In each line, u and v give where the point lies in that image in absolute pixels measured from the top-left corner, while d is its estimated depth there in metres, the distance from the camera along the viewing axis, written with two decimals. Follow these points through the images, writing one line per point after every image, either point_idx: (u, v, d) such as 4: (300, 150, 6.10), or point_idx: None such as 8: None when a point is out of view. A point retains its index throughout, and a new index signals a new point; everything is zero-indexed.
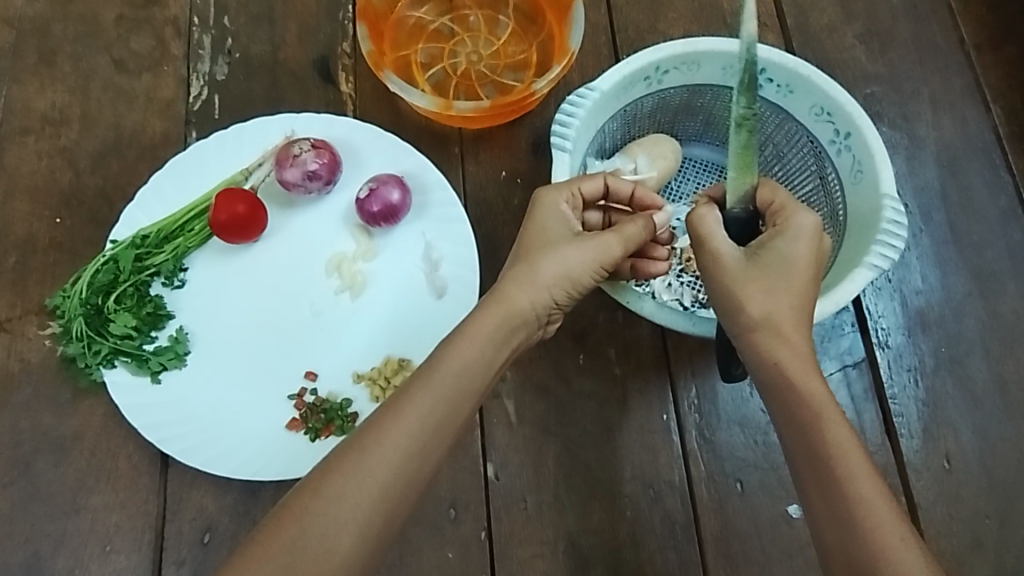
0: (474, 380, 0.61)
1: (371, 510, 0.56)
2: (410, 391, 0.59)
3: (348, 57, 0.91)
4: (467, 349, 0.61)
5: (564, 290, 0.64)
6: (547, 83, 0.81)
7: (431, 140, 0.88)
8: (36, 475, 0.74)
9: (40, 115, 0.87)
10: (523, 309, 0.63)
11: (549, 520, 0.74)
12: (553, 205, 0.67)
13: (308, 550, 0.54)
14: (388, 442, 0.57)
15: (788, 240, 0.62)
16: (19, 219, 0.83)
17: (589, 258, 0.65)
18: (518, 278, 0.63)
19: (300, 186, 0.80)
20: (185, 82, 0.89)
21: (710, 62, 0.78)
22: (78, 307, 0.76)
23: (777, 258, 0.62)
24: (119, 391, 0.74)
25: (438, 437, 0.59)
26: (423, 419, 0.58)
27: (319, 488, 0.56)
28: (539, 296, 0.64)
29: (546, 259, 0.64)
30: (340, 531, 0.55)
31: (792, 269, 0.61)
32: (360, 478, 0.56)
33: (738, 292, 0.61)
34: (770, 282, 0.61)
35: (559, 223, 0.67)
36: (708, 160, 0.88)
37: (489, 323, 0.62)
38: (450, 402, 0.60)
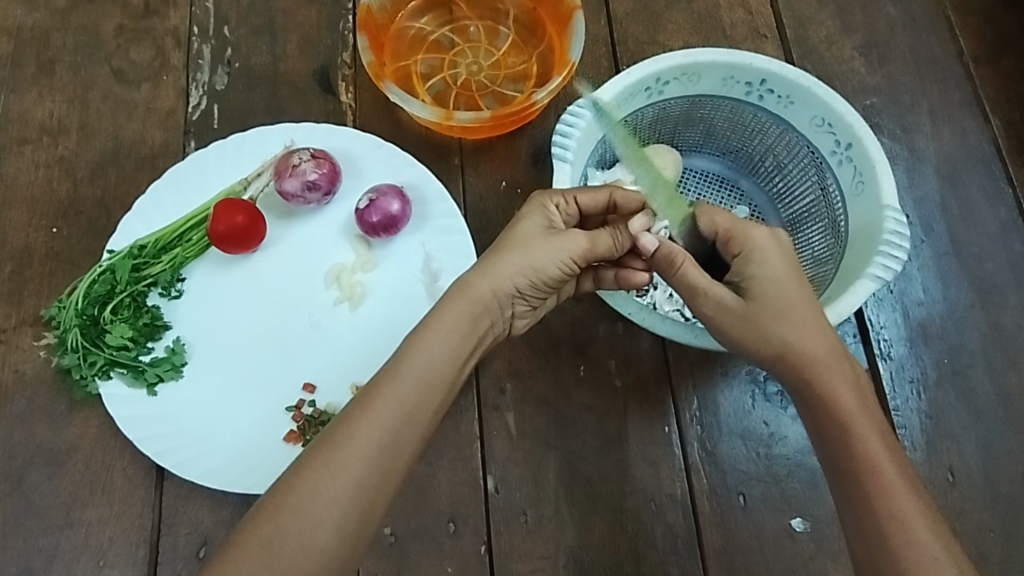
0: (444, 370, 0.60)
1: (348, 503, 0.54)
2: (380, 385, 0.58)
3: (347, 68, 0.91)
4: (437, 343, 0.60)
5: (527, 279, 0.63)
6: (547, 94, 0.81)
7: (431, 150, 0.87)
8: (29, 487, 0.73)
9: (38, 125, 0.87)
10: (486, 298, 0.62)
11: (549, 533, 0.73)
12: (540, 206, 0.66)
13: (284, 548, 0.52)
14: (359, 434, 0.56)
15: (759, 262, 0.61)
16: (16, 230, 0.82)
17: (556, 252, 0.64)
18: (483, 270, 0.63)
19: (300, 197, 0.80)
20: (184, 92, 0.89)
21: (710, 73, 0.77)
22: (73, 318, 0.75)
23: (767, 286, 0.60)
24: (115, 402, 0.73)
25: (411, 426, 0.57)
26: (395, 412, 0.57)
27: (292, 485, 0.54)
28: (502, 284, 0.63)
29: (513, 252, 0.63)
30: (317, 527, 0.53)
31: (778, 297, 0.60)
32: (335, 471, 0.54)
33: (756, 326, 0.60)
34: (779, 312, 0.59)
35: (536, 222, 0.65)
36: (708, 171, 0.88)
37: (452, 313, 0.61)
38: (420, 393, 0.58)
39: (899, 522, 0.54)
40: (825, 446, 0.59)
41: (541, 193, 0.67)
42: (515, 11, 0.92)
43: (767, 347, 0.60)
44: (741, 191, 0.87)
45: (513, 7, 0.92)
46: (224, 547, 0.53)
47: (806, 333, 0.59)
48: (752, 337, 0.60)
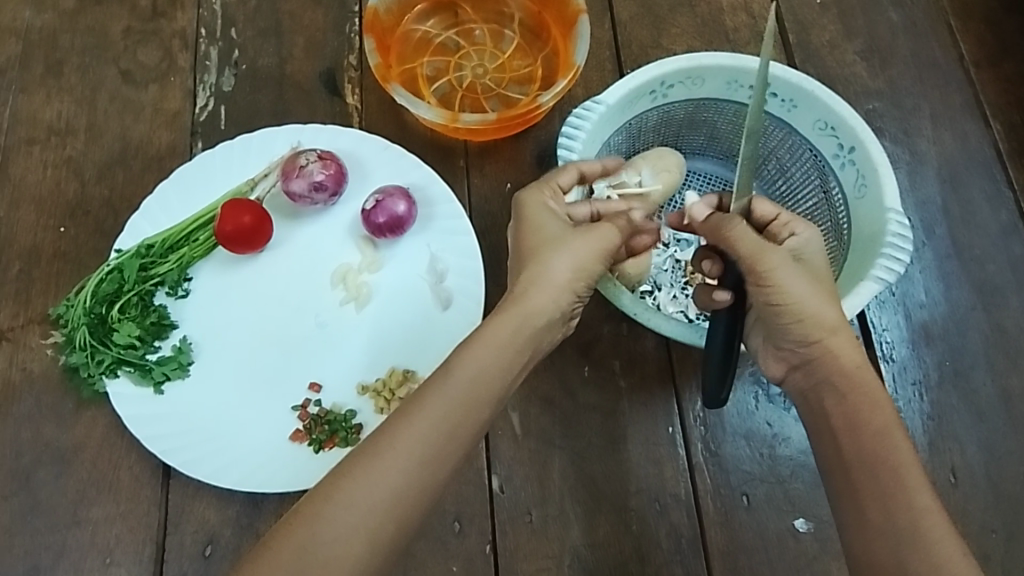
0: (490, 385, 0.60)
1: (384, 513, 0.55)
2: (425, 397, 0.59)
3: (354, 70, 0.92)
4: (485, 354, 0.60)
5: (582, 282, 0.64)
6: (552, 96, 0.81)
7: (437, 152, 0.88)
8: (36, 486, 0.73)
9: (47, 125, 0.88)
10: (541, 305, 0.63)
11: (554, 533, 0.73)
12: (541, 202, 0.67)
13: (318, 555, 0.53)
14: (400, 445, 0.57)
15: (807, 234, 0.67)
16: (23, 230, 0.83)
17: (595, 245, 0.65)
18: (536, 280, 0.63)
19: (306, 198, 0.80)
20: (191, 94, 0.90)
21: (714, 77, 0.77)
22: (82, 317, 0.75)
23: (814, 264, 0.66)
24: (122, 401, 0.74)
25: (454, 440, 0.58)
26: (438, 425, 0.58)
27: (331, 492, 0.55)
28: (556, 294, 0.64)
29: (559, 255, 0.64)
30: (352, 537, 0.54)
31: (819, 264, 0.66)
32: (375, 482, 0.55)
33: (815, 300, 0.63)
34: (827, 286, 0.65)
35: (551, 219, 0.66)
36: (712, 173, 0.87)
37: (503, 325, 0.62)
38: (467, 405, 0.59)
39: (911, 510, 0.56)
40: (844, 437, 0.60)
41: (528, 192, 0.67)
42: (520, 14, 0.93)
43: (837, 316, 0.63)
44: None
45: (518, 10, 0.92)
46: (257, 550, 0.54)
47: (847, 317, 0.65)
48: (819, 306, 0.63)
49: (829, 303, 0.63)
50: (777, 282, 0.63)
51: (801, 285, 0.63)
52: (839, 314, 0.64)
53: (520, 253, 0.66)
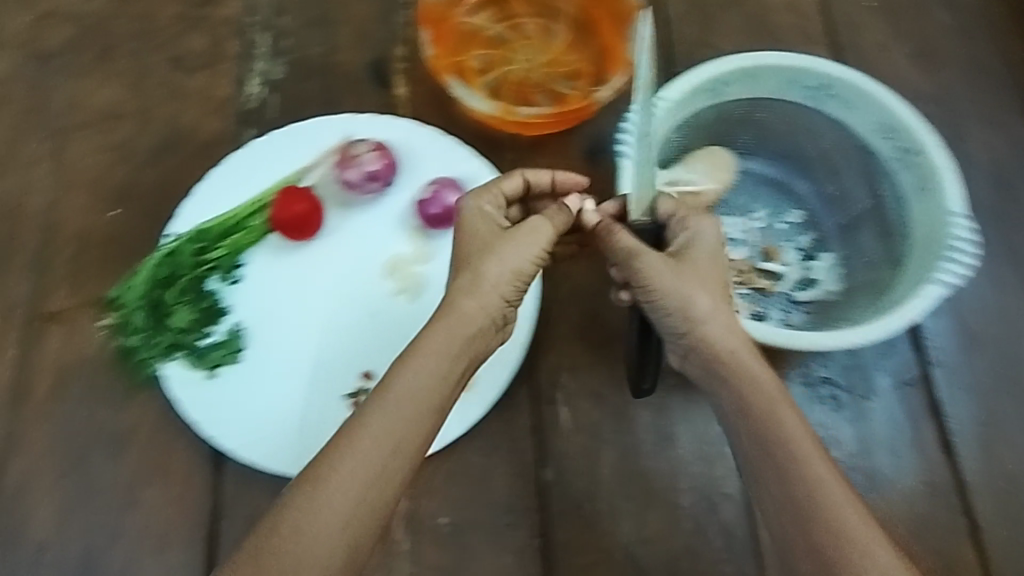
0: (433, 397, 0.58)
1: (333, 541, 0.53)
2: (364, 418, 0.57)
3: (402, 60, 0.91)
4: (415, 369, 0.59)
5: (512, 283, 0.63)
6: (610, 91, 0.82)
7: (486, 145, 0.88)
8: (90, 469, 0.73)
9: (98, 110, 0.88)
10: (471, 313, 0.61)
11: (605, 527, 0.73)
12: (477, 209, 0.66)
13: None
14: (344, 469, 0.55)
15: (698, 230, 0.65)
16: (75, 214, 0.83)
17: (525, 248, 0.64)
18: (472, 288, 0.62)
19: (360, 187, 0.81)
20: (241, 81, 0.90)
21: (772, 76, 0.77)
22: (139, 299, 0.76)
23: (695, 258, 0.64)
24: (176, 385, 0.74)
25: (398, 457, 0.56)
26: (381, 445, 0.56)
27: (275, 524, 0.53)
28: (488, 297, 0.62)
29: (503, 256, 0.63)
30: (305, 568, 0.52)
31: (708, 258, 0.64)
32: (320, 508, 0.54)
33: (681, 292, 0.62)
34: (700, 280, 0.62)
35: (486, 222, 0.66)
36: (763, 174, 0.87)
37: (439, 337, 0.60)
38: (407, 421, 0.57)
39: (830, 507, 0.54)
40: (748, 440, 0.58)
41: (466, 198, 0.67)
42: (570, 9, 0.92)
43: (706, 309, 0.61)
44: (797, 195, 0.86)
45: (569, 5, 0.92)
46: None
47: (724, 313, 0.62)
48: (689, 295, 0.61)
49: (700, 296, 0.62)
50: (651, 280, 0.63)
51: (670, 279, 0.62)
52: (713, 306, 0.62)
53: (455, 262, 0.65)
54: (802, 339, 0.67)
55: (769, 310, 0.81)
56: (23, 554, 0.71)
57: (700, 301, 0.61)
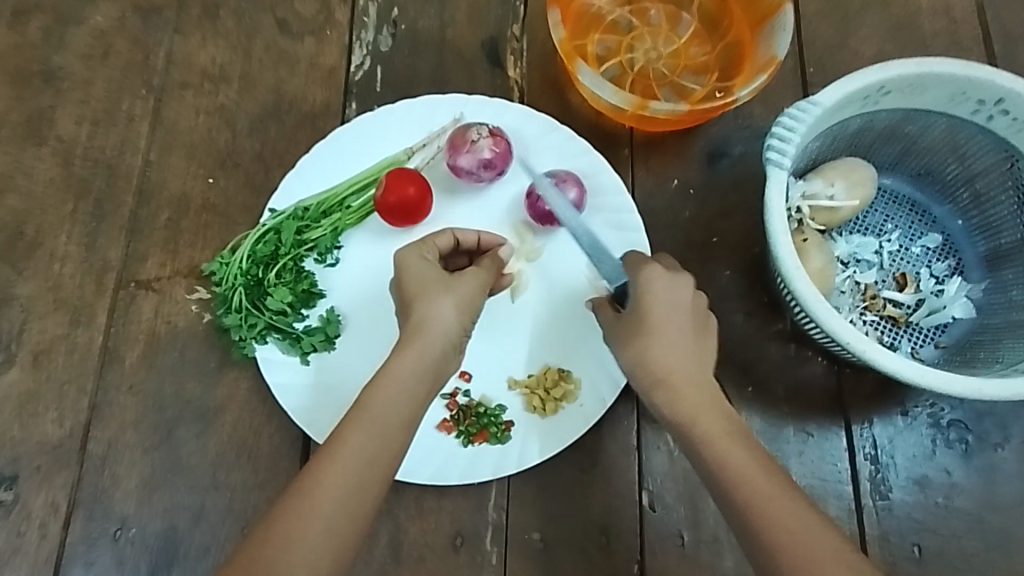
0: (400, 413, 0.58)
1: (318, 549, 0.53)
2: (343, 433, 0.57)
3: (517, 41, 0.86)
4: (388, 387, 0.58)
5: (468, 314, 0.62)
6: (750, 92, 0.76)
7: (600, 139, 0.83)
8: (176, 444, 0.71)
9: (201, 70, 0.84)
10: (435, 340, 0.60)
11: (705, 559, 0.69)
12: (413, 257, 0.64)
13: None
14: (325, 481, 0.55)
15: (640, 289, 0.61)
16: (171, 177, 0.80)
17: (465, 288, 0.63)
18: (422, 318, 0.61)
19: (472, 174, 0.76)
20: (348, 51, 0.86)
21: (937, 88, 0.70)
22: (238, 277, 0.72)
23: (649, 317, 0.61)
24: (271, 368, 0.71)
25: (374, 470, 0.56)
26: (358, 458, 0.56)
27: (262, 537, 0.53)
28: (446, 326, 0.61)
29: (439, 298, 0.62)
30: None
31: (646, 315, 0.61)
32: (306, 518, 0.53)
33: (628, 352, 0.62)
34: (651, 343, 0.60)
35: (426, 269, 0.63)
36: (898, 192, 0.80)
37: (407, 358, 0.59)
38: (381, 435, 0.57)
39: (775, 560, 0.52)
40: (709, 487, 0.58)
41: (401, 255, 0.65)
42: None
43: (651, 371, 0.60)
44: (934, 218, 0.79)
45: None
46: None
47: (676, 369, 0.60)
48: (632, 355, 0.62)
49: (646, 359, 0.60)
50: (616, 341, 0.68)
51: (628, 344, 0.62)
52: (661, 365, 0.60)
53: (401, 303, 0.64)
54: (958, 386, 0.61)
55: (898, 341, 0.75)
56: (105, 526, 0.69)
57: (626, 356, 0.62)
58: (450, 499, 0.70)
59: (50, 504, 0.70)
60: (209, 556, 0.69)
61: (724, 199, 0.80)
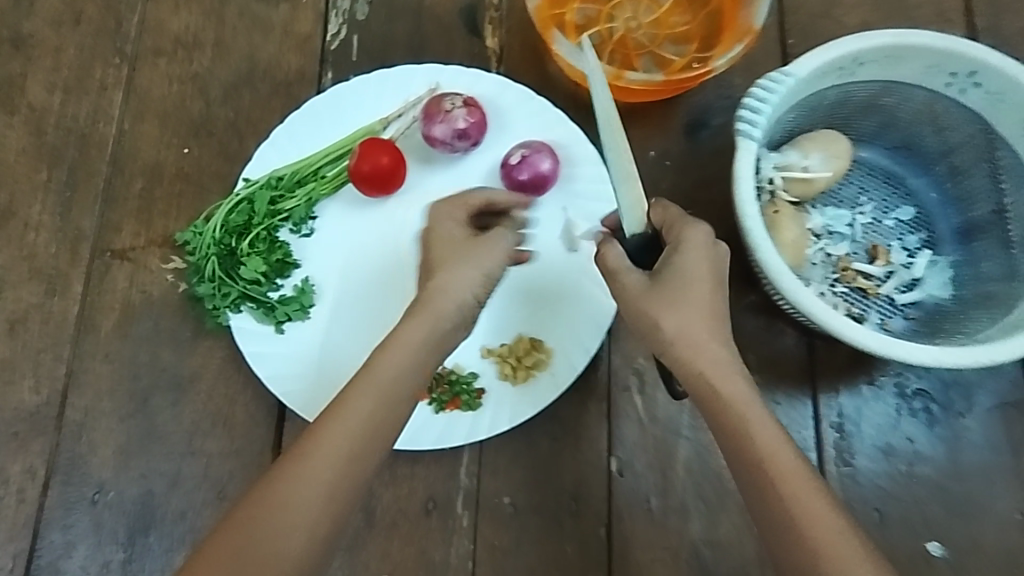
0: (406, 383, 0.58)
1: (316, 510, 0.53)
2: (347, 396, 0.57)
3: (495, 9, 0.85)
4: (394, 356, 0.58)
5: (484, 287, 0.61)
6: (728, 61, 0.77)
7: (578, 109, 0.82)
8: (152, 412, 0.72)
9: (173, 37, 0.83)
10: (447, 311, 0.60)
11: (674, 525, 0.70)
12: (444, 214, 0.66)
13: (253, 557, 0.52)
14: (326, 444, 0.55)
15: (683, 248, 0.58)
16: (144, 146, 0.80)
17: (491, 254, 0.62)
18: (437, 287, 0.60)
19: (446, 144, 0.75)
20: (323, 18, 0.85)
21: (913, 59, 0.69)
22: (210, 246, 0.72)
23: (679, 276, 0.57)
24: (244, 337, 0.72)
25: (378, 436, 0.56)
26: (362, 424, 0.56)
27: (262, 495, 0.53)
28: (460, 298, 0.60)
29: (462, 266, 0.61)
30: (285, 535, 0.53)
31: (689, 282, 0.57)
32: (306, 479, 0.54)
33: (648, 312, 0.57)
34: (678, 301, 0.57)
35: (456, 230, 0.64)
36: (875, 165, 0.79)
37: (415, 327, 0.59)
38: (385, 404, 0.57)
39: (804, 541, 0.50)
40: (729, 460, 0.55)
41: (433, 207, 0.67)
42: None
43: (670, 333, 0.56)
44: (910, 191, 0.79)
45: None
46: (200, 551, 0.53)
47: (699, 330, 0.56)
48: (655, 316, 0.57)
49: (669, 320, 0.56)
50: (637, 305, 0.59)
51: (652, 303, 0.57)
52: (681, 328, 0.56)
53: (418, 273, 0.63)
54: (918, 356, 0.62)
55: (867, 312, 0.75)
56: (82, 492, 0.71)
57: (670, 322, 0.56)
58: (423, 465, 0.72)
59: (27, 470, 0.71)
60: (184, 520, 0.70)
61: (701, 171, 0.80)
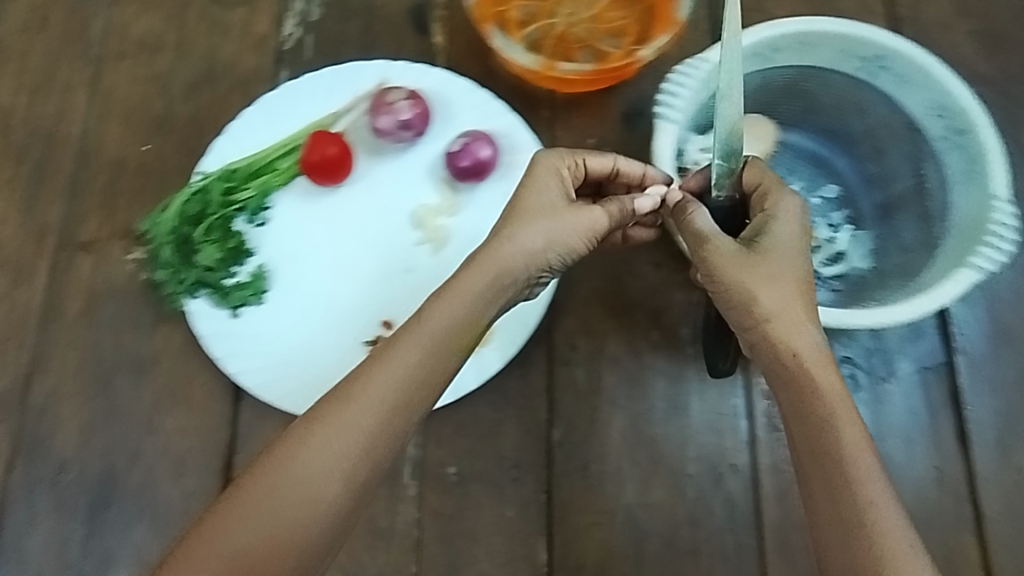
0: (458, 335, 0.58)
1: (356, 457, 0.53)
2: (394, 344, 0.57)
3: (443, 8, 0.89)
4: (450, 304, 0.58)
5: (558, 252, 0.63)
6: (654, 51, 0.81)
7: (522, 101, 0.87)
8: (114, 392, 0.76)
9: (136, 40, 0.88)
10: (515, 268, 0.61)
11: (610, 490, 0.74)
12: (551, 170, 0.65)
13: (288, 498, 0.51)
14: (371, 390, 0.55)
15: (783, 219, 0.60)
16: (109, 143, 0.84)
17: (577, 225, 0.64)
18: (511, 239, 0.61)
19: (392, 134, 0.80)
20: (279, 19, 0.89)
21: (825, 46, 0.74)
22: (168, 235, 0.77)
23: (775, 245, 0.59)
24: (200, 319, 0.76)
25: (424, 387, 0.56)
26: (410, 372, 0.56)
27: (303, 436, 0.53)
28: (534, 259, 0.62)
29: (538, 223, 0.62)
30: (323, 478, 0.52)
31: (787, 253, 0.59)
32: (348, 424, 0.53)
33: (743, 284, 0.58)
34: (772, 271, 0.58)
35: (552, 193, 0.64)
36: (801, 147, 0.83)
37: (475, 277, 0.60)
38: (434, 353, 0.57)
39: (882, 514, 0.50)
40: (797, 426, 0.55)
41: (542, 157, 0.65)
42: None
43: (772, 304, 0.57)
44: (836, 171, 0.82)
45: None
46: (231, 489, 0.53)
47: (792, 302, 0.57)
48: (753, 290, 0.58)
49: (767, 292, 0.57)
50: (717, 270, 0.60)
51: (745, 271, 0.58)
52: (785, 299, 0.57)
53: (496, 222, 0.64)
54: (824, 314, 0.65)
55: None
56: (48, 468, 0.74)
57: (767, 301, 0.58)
58: None
59: None
60: (144, 494, 0.74)
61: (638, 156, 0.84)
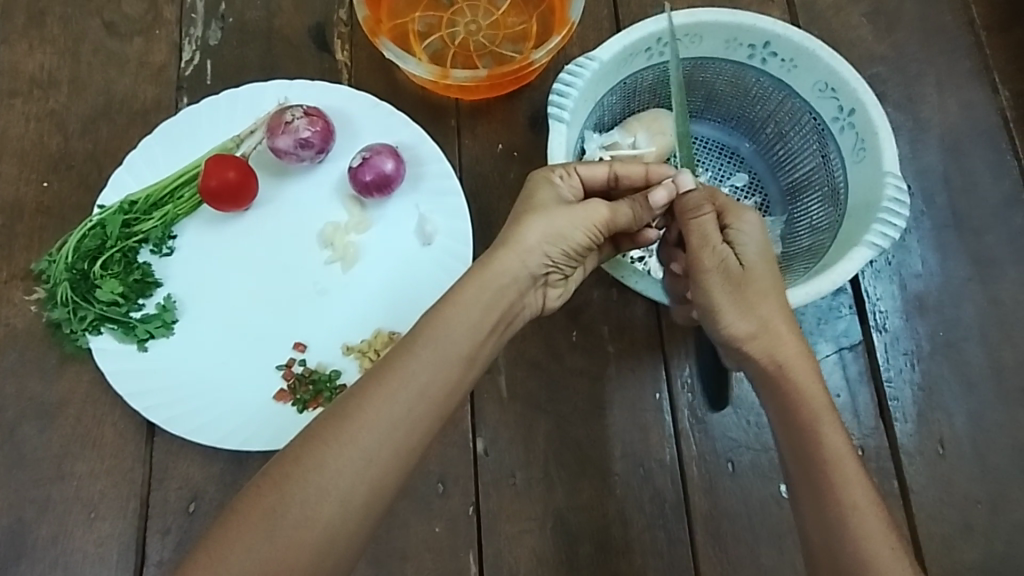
0: (460, 344, 0.58)
1: (355, 476, 0.53)
2: (396, 359, 0.56)
3: (344, 25, 0.89)
4: (453, 315, 0.58)
5: (557, 247, 0.63)
6: (546, 53, 0.79)
7: (428, 113, 0.86)
8: (20, 440, 0.74)
9: (29, 77, 0.86)
10: (511, 269, 0.61)
11: (538, 495, 0.73)
12: (544, 178, 0.65)
13: (287, 520, 0.52)
14: (370, 408, 0.54)
15: (749, 236, 0.61)
16: (5, 184, 0.82)
17: (580, 221, 0.63)
18: (508, 244, 0.61)
19: (292, 154, 0.78)
20: (177, 47, 0.88)
21: (712, 36, 0.75)
22: (63, 273, 0.75)
23: (756, 265, 0.60)
24: (105, 357, 0.73)
25: (425, 402, 0.56)
26: (412, 389, 0.56)
27: (300, 455, 0.53)
28: (530, 258, 0.62)
29: (533, 222, 0.62)
30: (328, 500, 0.52)
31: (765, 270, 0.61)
32: (345, 443, 0.53)
33: (722, 305, 0.59)
34: (759, 291, 0.60)
35: (549, 195, 0.64)
36: (711, 138, 0.86)
37: (472, 288, 0.60)
38: (438, 367, 0.57)
39: (854, 508, 0.53)
40: (782, 432, 0.57)
41: (538, 170, 0.65)
42: None
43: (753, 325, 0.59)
44: (743, 159, 0.85)
45: None
46: (229, 511, 0.53)
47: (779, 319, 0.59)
48: (728, 313, 0.59)
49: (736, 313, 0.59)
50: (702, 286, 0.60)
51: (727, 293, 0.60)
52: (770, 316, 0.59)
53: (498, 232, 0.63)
54: None
55: None
56: None
57: (738, 323, 0.59)
58: None
59: None
60: (56, 543, 0.71)
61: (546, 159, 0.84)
